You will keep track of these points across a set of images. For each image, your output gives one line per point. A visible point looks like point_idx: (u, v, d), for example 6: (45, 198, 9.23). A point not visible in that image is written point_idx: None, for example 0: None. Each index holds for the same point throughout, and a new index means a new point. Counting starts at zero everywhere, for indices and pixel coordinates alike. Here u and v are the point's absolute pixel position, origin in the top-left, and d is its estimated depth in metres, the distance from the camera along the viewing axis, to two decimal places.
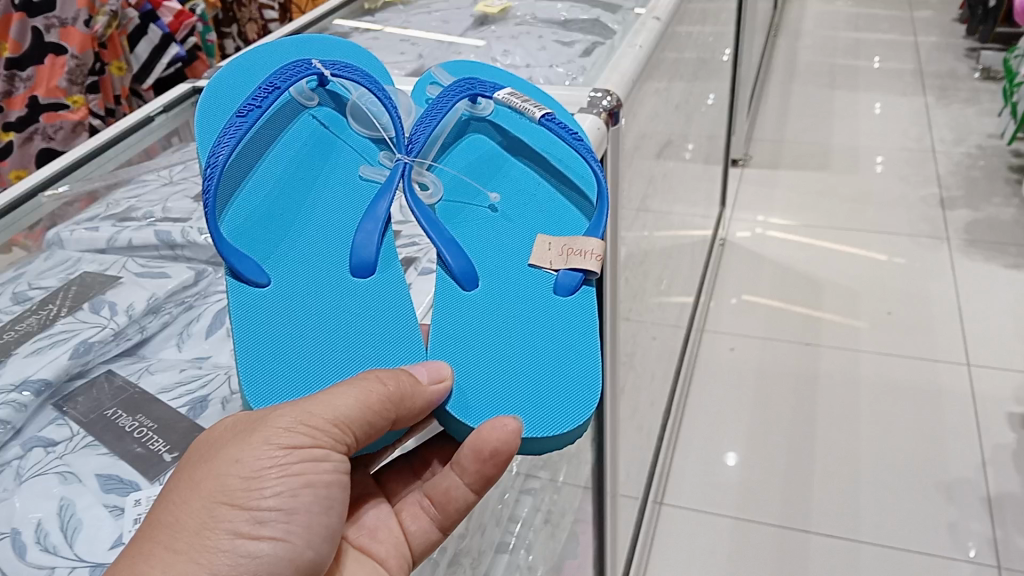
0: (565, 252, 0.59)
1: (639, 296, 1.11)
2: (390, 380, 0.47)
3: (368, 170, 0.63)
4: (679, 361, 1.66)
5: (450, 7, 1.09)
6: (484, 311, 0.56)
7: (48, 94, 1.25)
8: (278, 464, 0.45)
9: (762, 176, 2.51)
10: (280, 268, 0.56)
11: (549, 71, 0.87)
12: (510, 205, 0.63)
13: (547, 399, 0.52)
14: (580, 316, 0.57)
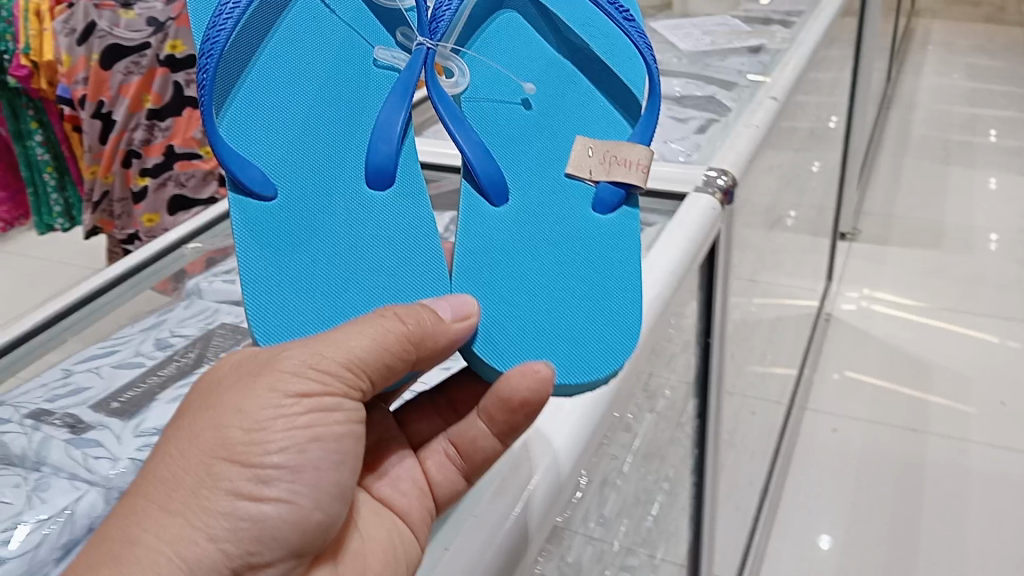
0: (607, 164, 0.58)
1: (743, 371, 1.10)
2: (410, 319, 0.43)
3: (384, 61, 0.60)
4: (778, 442, 1.61)
5: None
6: (519, 227, 0.55)
7: (184, 143, 1.37)
8: (286, 414, 0.40)
9: (870, 251, 2.45)
10: (290, 177, 0.53)
11: (662, 146, 0.86)
12: (546, 103, 0.63)
13: (585, 338, 0.50)
14: (619, 232, 0.56)
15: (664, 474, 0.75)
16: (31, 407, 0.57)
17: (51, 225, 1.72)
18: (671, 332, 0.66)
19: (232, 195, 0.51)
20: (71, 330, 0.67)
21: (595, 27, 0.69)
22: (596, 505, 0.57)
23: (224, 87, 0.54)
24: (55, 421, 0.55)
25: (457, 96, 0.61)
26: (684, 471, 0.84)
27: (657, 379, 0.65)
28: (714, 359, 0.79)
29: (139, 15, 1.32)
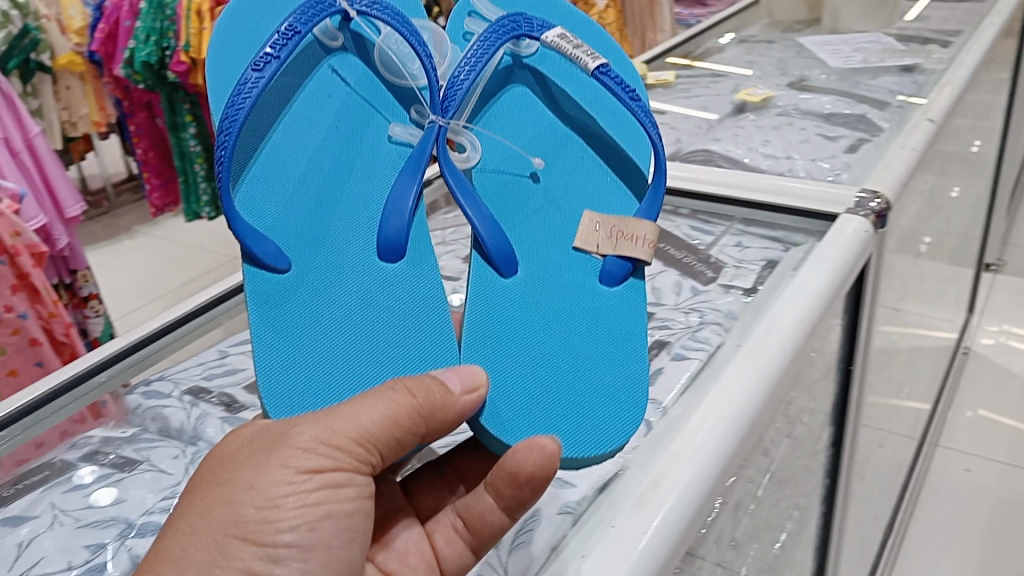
0: (616, 235, 0.57)
1: (877, 403, 1.05)
2: (420, 392, 0.41)
3: (400, 133, 0.60)
4: (906, 476, 1.54)
5: (711, 92, 1.09)
6: (524, 302, 0.54)
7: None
8: (297, 491, 0.38)
9: (1017, 284, 2.31)
10: (303, 251, 0.53)
11: (812, 165, 0.84)
12: (553, 178, 0.62)
13: (592, 413, 0.48)
14: (628, 305, 0.55)
15: (794, 504, 0.72)
16: (191, 385, 0.61)
17: (198, 214, 1.82)
18: (812, 357, 0.64)
19: (246, 266, 0.51)
20: None
21: (604, 100, 0.67)
22: (723, 535, 0.55)
23: (240, 169, 0.55)
24: (213, 399, 0.59)
25: (468, 170, 0.61)
26: (815, 499, 0.81)
27: (798, 404, 0.63)
28: (851, 396, 0.77)
29: None
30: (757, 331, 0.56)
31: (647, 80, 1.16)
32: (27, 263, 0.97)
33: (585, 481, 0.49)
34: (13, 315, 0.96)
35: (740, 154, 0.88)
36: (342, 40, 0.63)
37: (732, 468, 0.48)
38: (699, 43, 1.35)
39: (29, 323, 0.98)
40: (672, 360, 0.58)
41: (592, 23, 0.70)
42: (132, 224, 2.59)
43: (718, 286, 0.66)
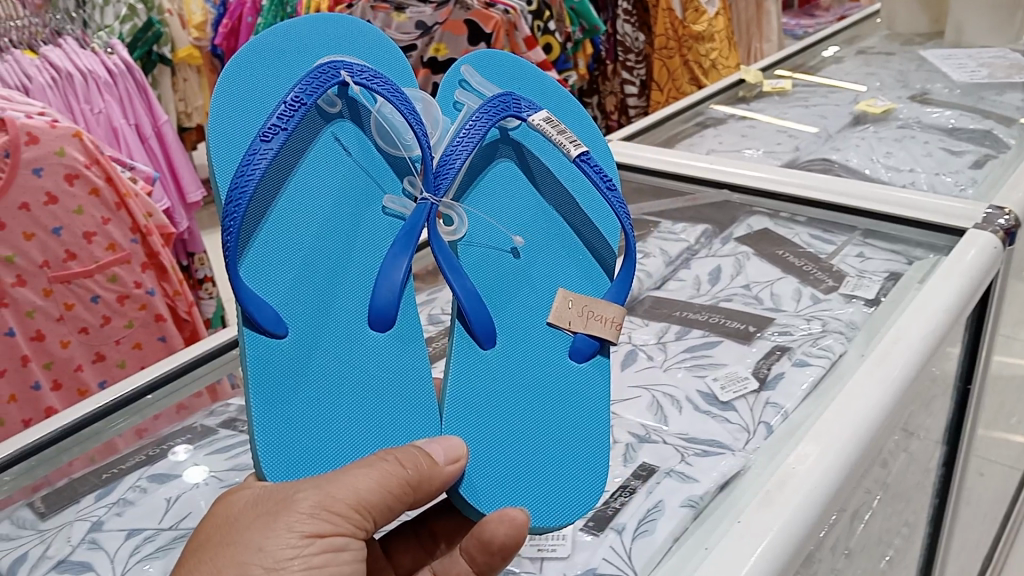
0: (588, 312, 0.51)
1: (986, 427, 1.02)
2: (408, 462, 0.39)
3: (393, 202, 0.51)
4: (1010, 507, 1.48)
5: (828, 102, 1.07)
6: (485, 388, 0.47)
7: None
8: (303, 555, 0.36)
9: None
10: (305, 329, 0.45)
11: (934, 179, 0.83)
12: (534, 253, 0.54)
13: (557, 486, 0.45)
14: (592, 390, 0.50)
15: (904, 522, 0.71)
16: None
17: None
18: (932, 379, 0.63)
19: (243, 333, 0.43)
20: None
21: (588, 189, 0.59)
22: (837, 544, 0.54)
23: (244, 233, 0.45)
24: None
25: (453, 243, 0.52)
26: (921, 520, 0.79)
27: (916, 419, 0.63)
28: (966, 421, 0.76)
29: (410, 18, 1.34)
30: (882, 341, 0.55)
31: (762, 88, 1.15)
32: (157, 242, 1.00)
33: (707, 476, 0.47)
34: (142, 291, 1.01)
35: (860, 164, 0.87)
36: (339, 107, 0.52)
37: (852, 477, 0.48)
38: (814, 54, 1.33)
39: (156, 299, 1.03)
40: (793, 365, 0.56)
41: (577, 107, 0.61)
42: None
43: (839, 296, 0.65)
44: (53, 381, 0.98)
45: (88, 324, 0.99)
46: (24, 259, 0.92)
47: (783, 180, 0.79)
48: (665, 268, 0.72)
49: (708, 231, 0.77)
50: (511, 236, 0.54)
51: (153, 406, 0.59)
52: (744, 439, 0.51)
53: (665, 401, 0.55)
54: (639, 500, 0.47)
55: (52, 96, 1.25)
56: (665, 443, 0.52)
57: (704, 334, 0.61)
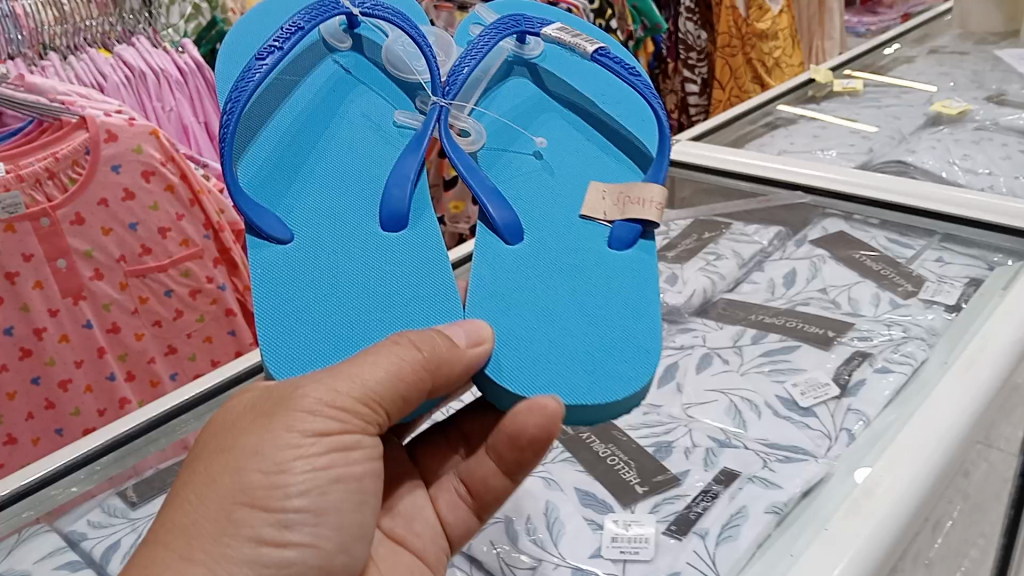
0: (623, 199, 0.52)
1: None
2: (424, 345, 0.40)
3: (404, 118, 0.57)
4: None
5: (902, 102, 1.05)
6: (511, 259, 0.49)
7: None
8: (304, 455, 0.38)
9: None
10: (310, 225, 0.50)
11: (1015, 182, 0.81)
12: (563, 159, 0.56)
13: (602, 361, 0.44)
14: (634, 272, 0.49)
15: (980, 531, 0.69)
16: None
17: None
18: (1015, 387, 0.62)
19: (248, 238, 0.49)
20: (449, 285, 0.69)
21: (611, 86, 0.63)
22: (920, 552, 0.53)
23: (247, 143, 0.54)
24: None
25: (474, 151, 0.56)
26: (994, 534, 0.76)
27: (998, 428, 0.61)
28: None
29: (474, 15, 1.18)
30: (968, 349, 0.54)
31: (833, 87, 1.14)
32: (230, 239, 0.98)
33: (791, 482, 0.47)
34: (214, 286, 0.98)
35: (937, 166, 0.85)
36: (347, 43, 0.62)
37: (939, 487, 0.47)
38: (884, 53, 1.30)
39: (227, 294, 1.00)
40: (875, 372, 0.55)
41: (592, 26, 0.68)
42: None
43: (919, 301, 0.64)
44: (127, 372, 0.96)
45: (162, 317, 0.97)
46: (101, 253, 0.90)
47: (858, 181, 0.78)
48: (739, 270, 0.71)
49: (782, 234, 0.76)
50: (535, 141, 0.57)
51: (237, 396, 0.60)
52: (826, 445, 0.50)
53: (743, 405, 0.55)
54: (722, 506, 0.46)
55: (124, 94, 1.14)
56: (746, 448, 0.51)
57: (781, 338, 0.61)
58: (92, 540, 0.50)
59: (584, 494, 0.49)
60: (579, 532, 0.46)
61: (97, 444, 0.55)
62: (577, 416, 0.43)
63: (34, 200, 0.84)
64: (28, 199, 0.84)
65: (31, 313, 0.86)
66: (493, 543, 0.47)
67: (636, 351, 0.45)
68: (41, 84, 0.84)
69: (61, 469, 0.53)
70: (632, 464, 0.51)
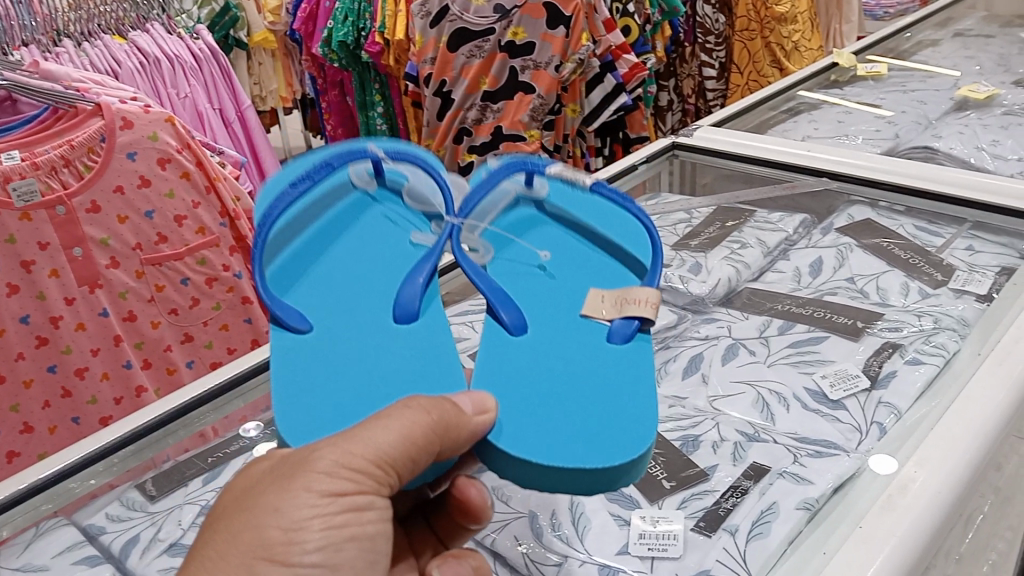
0: (623, 299, 0.46)
1: None
2: (433, 408, 0.35)
3: (420, 236, 0.52)
4: None
5: (928, 87, 1.03)
6: (510, 364, 0.42)
7: (511, 125, 1.21)
8: (323, 514, 0.32)
9: None
10: (330, 317, 0.45)
11: None
12: (568, 268, 0.50)
13: (598, 433, 0.37)
14: (636, 363, 0.42)
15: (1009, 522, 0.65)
16: None
17: None
18: None
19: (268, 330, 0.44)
20: None
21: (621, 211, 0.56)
22: (954, 548, 0.51)
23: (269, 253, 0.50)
24: None
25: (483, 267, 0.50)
26: None
27: None
28: None
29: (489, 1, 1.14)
30: (1001, 340, 0.53)
31: (856, 72, 1.12)
32: (246, 226, 0.97)
33: (822, 478, 0.46)
34: (230, 274, 0.98)
35: (965, 153, 0.84)
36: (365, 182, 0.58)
37: (974, 482, 0.46)
38: (907, 37, 1.28)
39: (243, 282, 0.99)
40: (906, 363, 0.54)
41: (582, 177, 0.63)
42: None
43: (949, 291, 0.62)
44: (144, 361, 0.95)
45: (178, 305, 0.96)
46: (117, 241, 0.89)
47: (882, 167, 0.78)
48: (763, 259, 0.70)
49: (807, 221, 0.75)
50: (540, 254, 0.51)
51: (257, 388, 0.59)
52: (857, 439, 0.49)
53: (771, 397, 0.54)
54: (752, 502, 0.45)
55: (139, 79, 1.13)
56: (776, 442, 0.50)
57: (809, 328, 0.60)
58: (110, 535, 0.49)
59: (610, 488, 0.48)
60: (605, 529, 0.45)
61: (117, 435, 0.54)
62: (565, 488, 0.36)
63: (49, 188, 0.83)
64: (44, 187, 0.82)
65: (47, 301, 0.85)
66: (517, 538, 0.45)
67: (640, 431, 0.37)
68: (56, 71, 0.86)
69: (80, 461, 0.52)
70: (659, 457, 0.49)
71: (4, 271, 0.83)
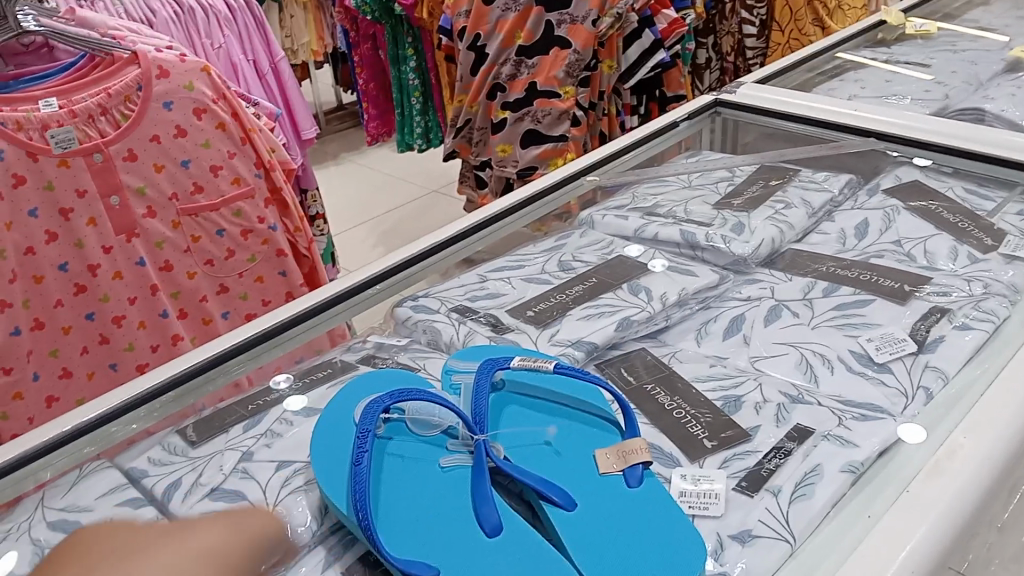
0: (622, 448, 0.45)
1: None
2: None
3: (450, 459, 0.46)
4: None
5: (979, 47, 1.01)
6: (588, 555, 0.39)
7: (546, 82, 1.17)
8: None
9: None
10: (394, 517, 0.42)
11: None
12: (574, 440, 0.47)
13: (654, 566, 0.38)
14: (659, 505, 0.42)
15: None
16: (456, 303, 0.63)
17: (413, 145, 1.73)
18: None
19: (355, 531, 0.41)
20: (444, 263, 0.69)
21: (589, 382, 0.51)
22: (998, 516, 0.50)
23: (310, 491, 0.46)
24: (480, 319, 0.60)
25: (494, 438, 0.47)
26: None
27: None
28: None
29: None
30: None
31: (904, 31, 1.09)
32: (280, 178, 0.97)
33: (868, 442, 0.45)
34: (265, 226, 0.98)
35: (1017, 114, 0.81)
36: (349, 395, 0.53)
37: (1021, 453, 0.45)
38: None
39: (278, 235, 1.00)
40: (954, 329, 0.53)
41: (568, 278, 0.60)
42: (340, 151, 2.64)
43: (1000, 256, 0.61)
44: (179, 310, 0.96)
45: (213, 257, 0.96)
46: (154, 190, 0.89)
47: (930, 131, 0.76)
48: (808, 220, 0.68)
49: (853, 181, 0.73)
50: (542, 440, 0.47)
51: (296, 340, 0.61)
52: (903, 404, 0.49)
53: (815, 360, 0.53)
54: (796, 463, 0.45)
55: (173, 29, 1.17)
56: (821, 405, 0.49)
57: (854, 291, 0.58)
58: (152, 478, 0.48)
59: (651, 446, 0.47)
60: None
61: (156, 382, 0.55)
62: None
63: (86, 136, 0.83)
64: (81, 135, 0.82)
65: (85, 249, 0.86)
66: None
67: (691, 550, 0.39)
68: (92, 18, 0.85)
69: (120, 408, 0.54)
70: (699, 418, 0.49)
71: (43, 218, 0.83)
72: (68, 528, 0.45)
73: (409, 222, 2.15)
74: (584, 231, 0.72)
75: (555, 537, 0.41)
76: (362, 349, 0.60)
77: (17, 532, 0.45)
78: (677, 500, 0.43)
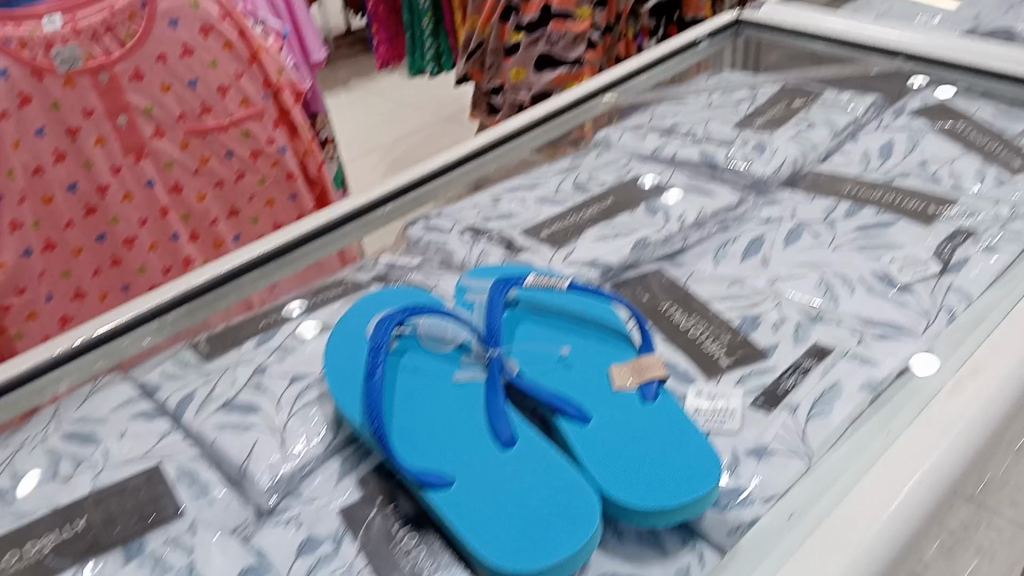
0: (637, 364, 0.45)
1: None
2: None
3: (464, 373, 0.45)
4: None
5: None
6: (604, 468, 0.39)
7: (562, 3, 1.12)
8: None
9: None
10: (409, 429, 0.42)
11: None
12: (588, 357, 0.47)
13: (670, 481, 0.38)
14: (676, 421, 0.42)
15: None
16: (470, 222, 0.62)
17: (423, 71, 1.69)
18: None
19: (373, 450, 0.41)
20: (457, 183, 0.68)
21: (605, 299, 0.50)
22: (1015, 437, 0.49)
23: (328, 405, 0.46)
24: (493, 238, 0.59)
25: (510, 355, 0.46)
26: None
27: None
28: None
29: None
30: None
31: None
32: (290, 99, 0.95)
33: (889, 361, 0.45)
34: (274, 147, 0.96)
35: None
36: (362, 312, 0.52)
37: None
38: None
39: (288, 157, 0.98)
40: (980, 250, 0.52)
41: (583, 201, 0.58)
42: (350, 77, 2.60)
43: None
44: (190, 231, 0.95)
45: (224, 178, 0.95)
46: (162, 110, 0.87)
47: (960, 51, 0.74)
48: (831, 140, 0.67)
49: (878, 102, 0.71)
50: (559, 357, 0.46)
51: (306, 258, 0.60)
52: (925, 323, 0.48)
53: (835, 280, 0.52)
54: (814, 381, 0.44)
55: None
56: (841, 324, 0.48)
57: (877, 212, 0.57)
58: (166, 392, 0.48)
59: (665, 365, 0.47)
60: None
61: (167, 297, 0.55)
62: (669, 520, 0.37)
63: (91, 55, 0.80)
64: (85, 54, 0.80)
65: (94, 170, 0.85)
66: None
67: (707, 461, 0.39)
68: None
69: (131, 322, 0.53)
70: (714, 337, 0.48)
71: (51, 137, 0.81)
72: (83, 439, 0.45)
73: (420, 150, 2.12)
74: (601, 151, 0.71)
75: (571, 450, 0.40)
76: (374, 267, 0.59)
77: (32, 442, 0.45)
78: (693, 416, 0.43)
